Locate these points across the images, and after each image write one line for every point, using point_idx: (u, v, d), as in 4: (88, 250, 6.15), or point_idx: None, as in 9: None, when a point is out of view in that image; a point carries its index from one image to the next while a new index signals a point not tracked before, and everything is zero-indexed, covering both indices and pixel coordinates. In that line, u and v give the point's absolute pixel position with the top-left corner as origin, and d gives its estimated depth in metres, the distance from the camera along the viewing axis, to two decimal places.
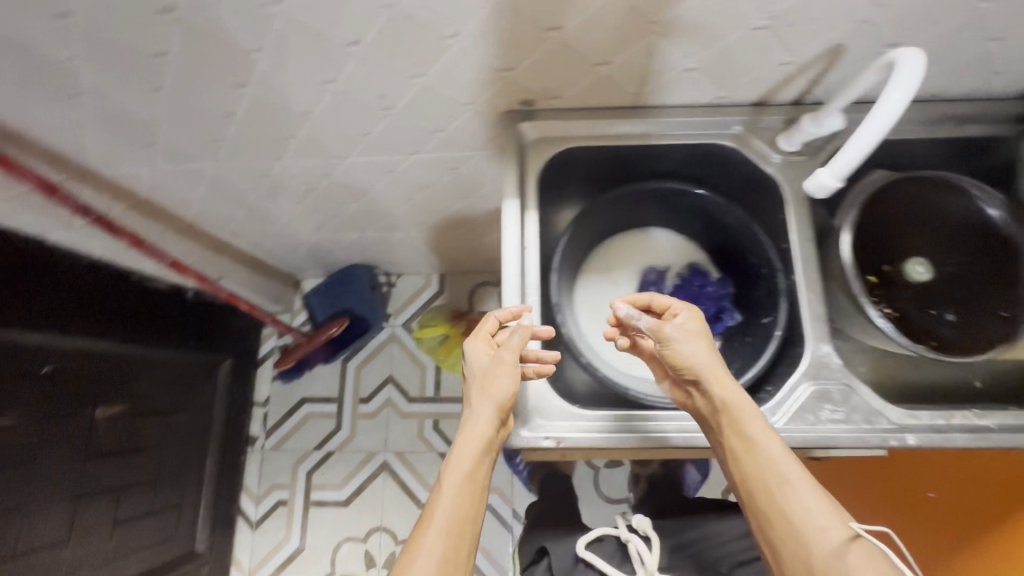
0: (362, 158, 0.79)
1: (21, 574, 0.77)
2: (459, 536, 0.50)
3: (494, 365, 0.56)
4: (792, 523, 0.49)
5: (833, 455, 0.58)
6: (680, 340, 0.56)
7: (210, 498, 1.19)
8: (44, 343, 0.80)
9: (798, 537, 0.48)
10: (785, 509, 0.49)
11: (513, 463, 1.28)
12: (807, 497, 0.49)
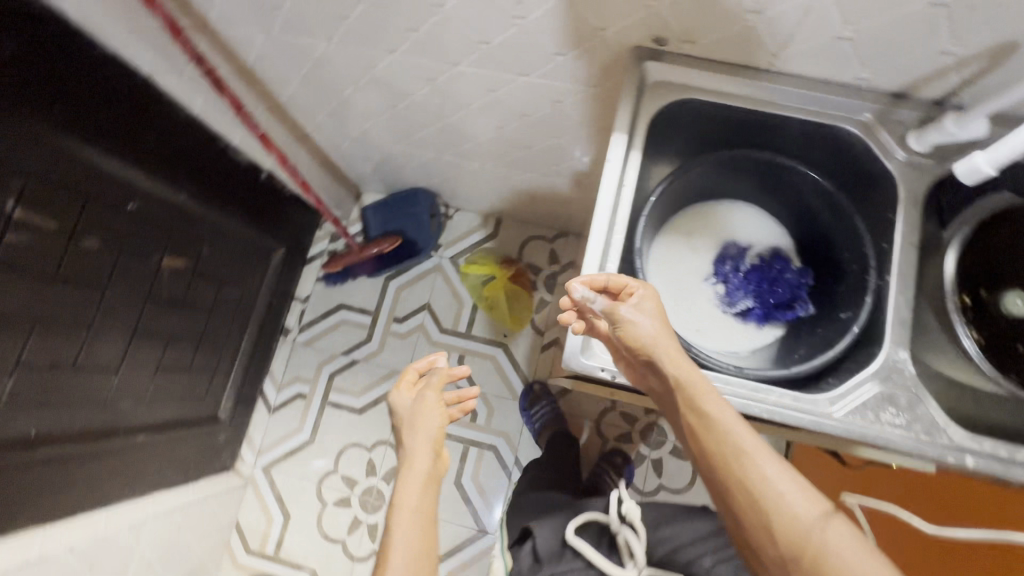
0: (471, 69, 0.78)
1: (76, 387, 0.82)
2: (420, 563, 0.65)
3: (419, 406, 0.78)
4: (752, 493, 0.51)
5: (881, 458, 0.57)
6: (634, 320, 0.56)
7: (241, 372, 1.25)
8: (135, 180, 0.83)
9: (757, 505, 0.50)
10: (746, 480, 0.51)
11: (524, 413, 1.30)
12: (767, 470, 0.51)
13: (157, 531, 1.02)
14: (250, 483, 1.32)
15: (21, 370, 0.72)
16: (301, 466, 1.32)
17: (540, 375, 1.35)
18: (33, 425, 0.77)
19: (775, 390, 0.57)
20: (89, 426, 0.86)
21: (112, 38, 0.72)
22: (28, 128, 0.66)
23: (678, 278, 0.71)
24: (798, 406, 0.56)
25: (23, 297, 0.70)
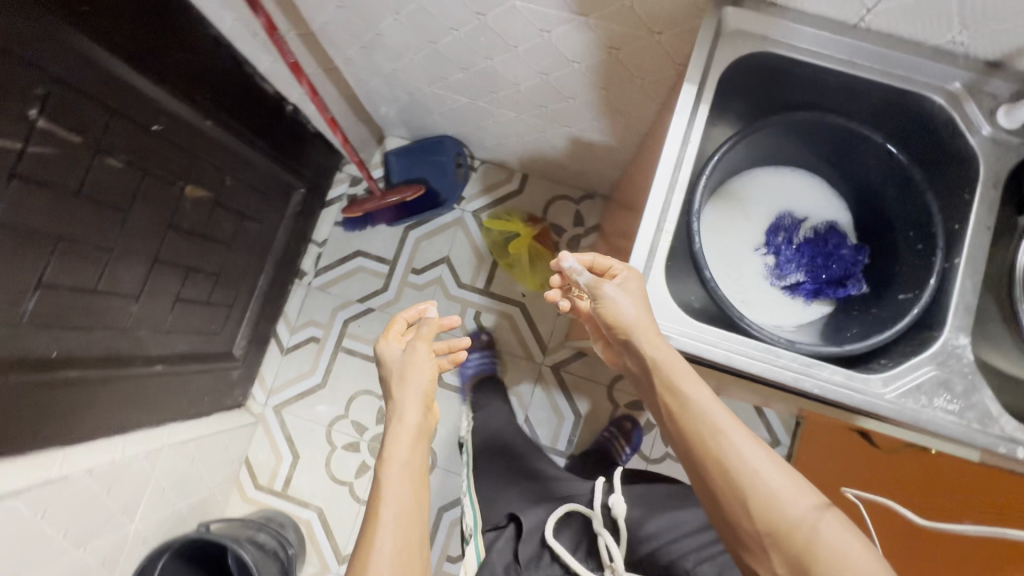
0: (526, 5, 0.73)
1: (97, 310, 0.80)
2: (414, 511, 0.66)
3: (411, 356, 0.79)
4: (725, 468, 0.53)
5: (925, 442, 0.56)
6: (616, 299, 0.57)
7: (256, 311, 1.24)
8: (160, 100, 0.79)
9: (730, 481, 0.52)
10: (720, 460, 0.53)
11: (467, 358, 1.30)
12: (739, 447, 0.53)
13: (172, 461, 1.03)
14: (260, 422, 1.33)
15: (45, 290, 0.71)
16: (312, 408, 1.33)
17: (556, 338, 1.33)
18: (55, 347, 0.75)
19: (826, 365, 0.55)
20: (110, 353, 0.85)
21: None
22: (52, 32, 0.61)
23: (728, 245, 0.68)
24: (848, 385, 0.54)
25: (47, 215, 0.67)
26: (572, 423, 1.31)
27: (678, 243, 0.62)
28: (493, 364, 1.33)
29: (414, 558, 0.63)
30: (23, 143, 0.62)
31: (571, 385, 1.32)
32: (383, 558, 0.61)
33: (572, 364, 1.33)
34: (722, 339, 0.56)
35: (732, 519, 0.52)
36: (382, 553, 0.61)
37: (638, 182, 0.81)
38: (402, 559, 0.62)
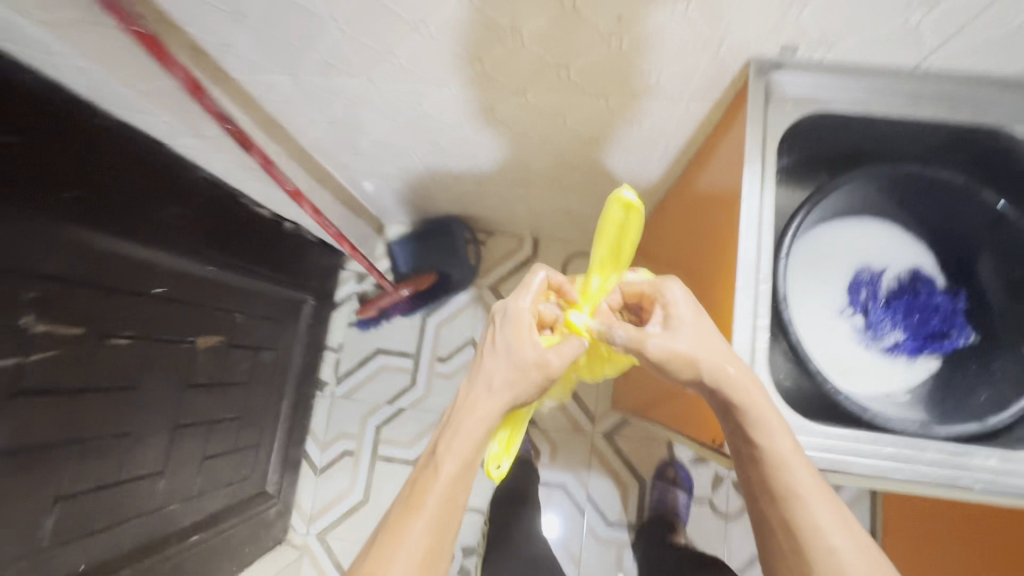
0: (538, 96, 0.68)
1: (120, 502, 0.72)
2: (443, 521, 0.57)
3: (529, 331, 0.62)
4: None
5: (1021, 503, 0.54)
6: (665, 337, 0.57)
7: (282, 442, 1.15)
8: (160, 260, 0.73)
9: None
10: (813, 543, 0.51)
11: None
12: (819, 522, 0.51)
13: None
14: (305, 555, 1.23)
15: (62, 503, 0.63)
16: (358, 529, 1.24)
17: (602, 404, 1.26)
18: (85, 558, 0.67)
19: (883, 438, 0.53)
20: (141, 544, 0.76)
21: (111, 98, 0.59)
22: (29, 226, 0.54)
23: (811, 318, 0.61)
24: (895, 456, 0.52)
25: (54, 423, 0.60)
26: (636, 491, 1.22)
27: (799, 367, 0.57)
28: (541, 444, 1.25)
29: (456, 489, 0.59)
30: (20, 351, 0.55)
31: (626, 450, 1.24)
32: (411, 550, 0.55)
33: (624, 427, 1.25)
34: (873, 452, 0.52)
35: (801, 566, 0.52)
36: (410, 552, 0.55)
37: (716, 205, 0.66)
38: (434, 530, 0.56)
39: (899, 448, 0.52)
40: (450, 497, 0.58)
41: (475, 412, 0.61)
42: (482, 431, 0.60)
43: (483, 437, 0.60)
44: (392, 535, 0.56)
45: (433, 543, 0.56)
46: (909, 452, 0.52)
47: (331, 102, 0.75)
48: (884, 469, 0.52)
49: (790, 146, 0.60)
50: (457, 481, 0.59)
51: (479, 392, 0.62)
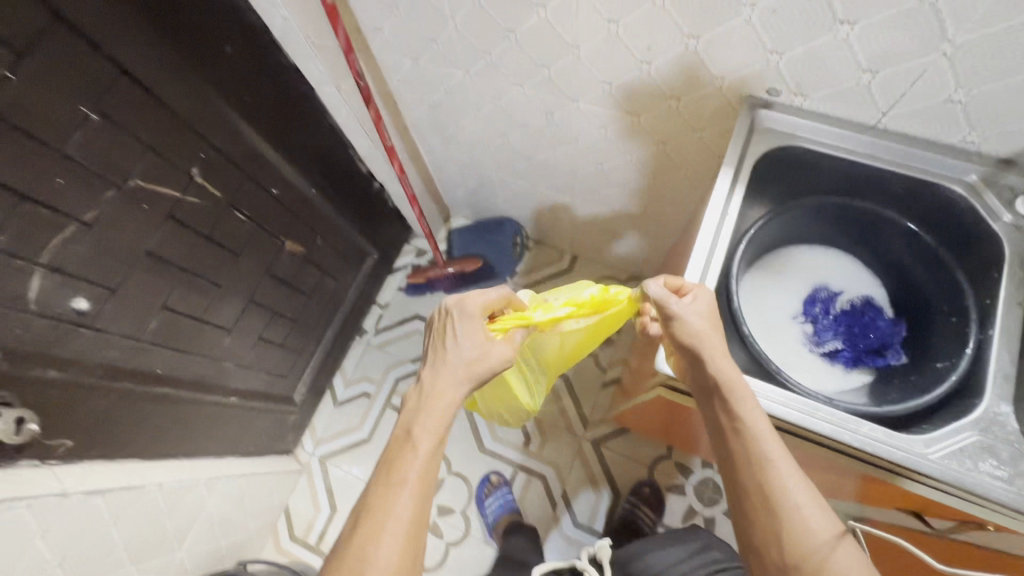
0: (588, 106, 0.87)
1: (199, 336, 0.93)
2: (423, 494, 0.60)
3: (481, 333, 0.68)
4: (806, 538, 0.51)
5: (915, 492, 0.58)
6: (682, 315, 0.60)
7: (317, 363, 1.34)
8: (282, 169, 0.97)
9: (813, 559, 0.50)
10: (790, 507, 0.52)
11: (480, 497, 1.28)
12: (790, 486, 0.53)
13: (225, 492, 1.12)
14: (304, 470, 1.38)
15: (165, 313, 0.84)
16: (355, 462, 1.39)
17: (597, 412, 1.36)
18: (163, 365, 0.88)
19: (791, 395, 0.59)
20: (198, 379, 0.96)
21: (293, 44, 0.86)
22: (217, 109, 0.80)
23: (766, 315, 0.73)
24: (802, 408, 0.58)
25: (183, 251, 0.83)
26: (609, 500, 1.28)
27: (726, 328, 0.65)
28: (532, 433, 1.36)
29: (432, 464, 0.62)
30: (180, 192, 0.79)
31: (609, 461, 1.32)
32: (399, 523, 0.57)
33: (612, 439, 1.33)
34: (784, 400, 0.59)
35: (775, 546, 0.52)
36: (398, 522, 0.57)
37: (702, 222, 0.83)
38: (418, 501, 0.59)
39: (805, 401, 0.58)
40: (427, 471, 0.61)
41: (443, 394, 0.65)
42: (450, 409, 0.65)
43: (449, 411, 0.65)
44: (381, 509, 0.58)
45: (417, 511, 0.59)
46: (811, 405, 0.58)
47: (436, 88, 0.99)
48: (785, 416, 0.58)
49: (768, 168, 0.73)
50: (429, 453, 0.62)
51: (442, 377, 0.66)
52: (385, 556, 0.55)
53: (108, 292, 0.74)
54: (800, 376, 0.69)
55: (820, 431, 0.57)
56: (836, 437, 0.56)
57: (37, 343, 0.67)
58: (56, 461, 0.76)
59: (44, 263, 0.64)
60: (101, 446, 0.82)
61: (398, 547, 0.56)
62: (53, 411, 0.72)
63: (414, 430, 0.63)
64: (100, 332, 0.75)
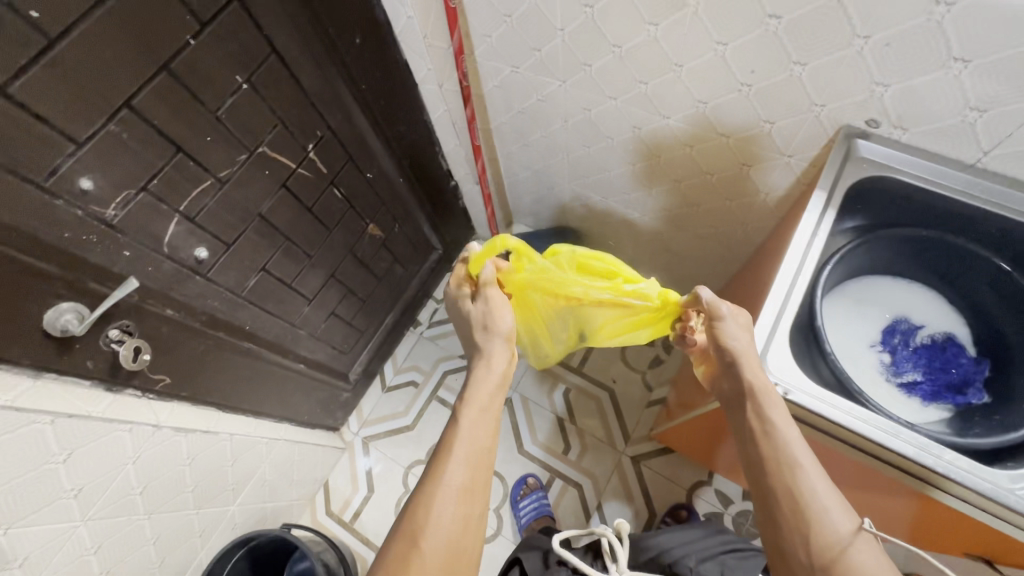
0: (678, 124, 0.91)
1: (285, 301, 1.00)
2: (476, 466, 0.60)
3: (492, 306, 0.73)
4: (831, 538, 0.53)
5: (992, 527, 0.58)
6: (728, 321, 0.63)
7: (374, 347, 1.40)
8: (378, 156, 1.04)
9: (838, 555, 0.52)
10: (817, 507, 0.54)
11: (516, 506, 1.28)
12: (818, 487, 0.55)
13: (279, 455, 1.17)
14: (347, 449, 1.43)
15: (262, 274, 0.91)
16: (396, 447, 1.42)
17: (640, 429, 1.37)
18: (250, 322, 0.93)
19: (872, 413, 0.60)
20: (277, 342, 1.02)
21: (409, 42, 0.93)
22: (338, 94, 0.87)
23: (845, 341, 0.73)
24: (883, 426, 0.59)
25: (287, 218, 0.90)
26: (644, 518, 1.27)
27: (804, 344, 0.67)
28: (573, 441, 1.37)
29: (479, 434, 0.63)
30: (295, 164, 0.86)
31: (648, 479, 1.31)
32: (452, 491, 0.58)
33: (653, 458, 1.33)
34: (865, 417, 0.60)
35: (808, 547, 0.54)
36: (449, 490, 0.57)
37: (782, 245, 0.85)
38: (469, 472, 0.60)
39: (887, 421, 0.59)
40: (476, 442, 0.62)
41: (490, 371, 0.69)
42: (491, 385, 0.68)
43: (490, 386, 0.67)
44: (433, 477, 0.58)
45: (467, 481, 0.59)
46: (893, 426, 0.59)
47: (529, 95, 1.05)
48: (869, 434, 0.59)
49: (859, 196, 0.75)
50: (473, 423, 0.64)
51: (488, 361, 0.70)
52: (442, 522, 0.55)
53: (223, 246, 0.81)
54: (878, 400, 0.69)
55: (900, 452, 0.58)
56: (917, 459, 0.57)
57: (163, 282, 0.74)
58: (152, 394, 0.81)
59: (182, 211, 0.72)
60: (190, 388, 0.86)
61: (455, 512, 0.56)
62: (162, 347, 0.77)
63: (460, 403, 0.65)
64: (210, 282, 0.82)
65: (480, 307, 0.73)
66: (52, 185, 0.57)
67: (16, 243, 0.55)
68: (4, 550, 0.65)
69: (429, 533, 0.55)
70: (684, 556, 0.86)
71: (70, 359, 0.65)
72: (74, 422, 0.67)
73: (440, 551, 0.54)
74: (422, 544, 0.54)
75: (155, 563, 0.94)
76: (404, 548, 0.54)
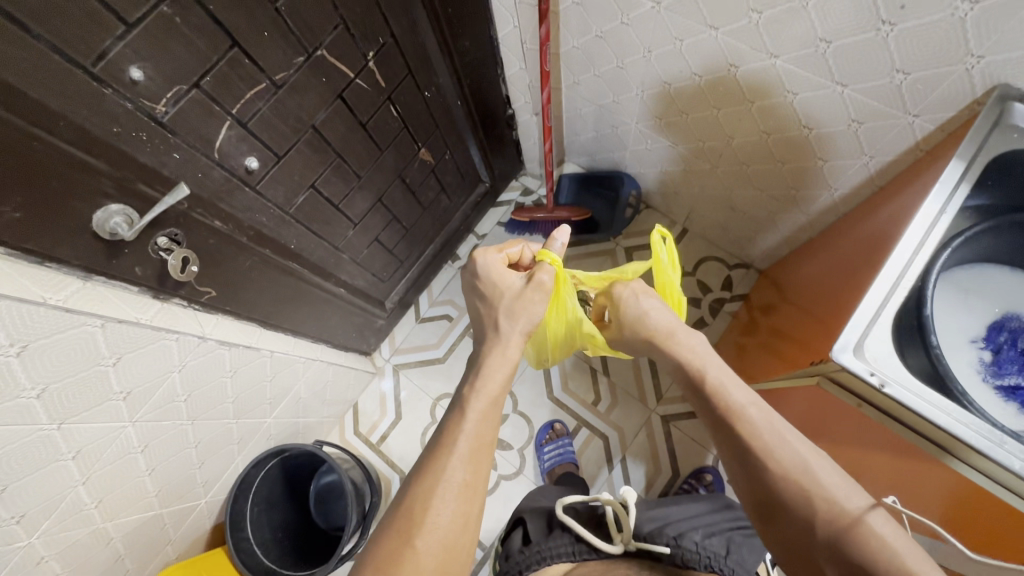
0: (785, 65, 0.79)
1: (332, 222, 0.95)
2: (477, 460, 0.56)
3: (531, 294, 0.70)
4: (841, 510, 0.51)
5: None
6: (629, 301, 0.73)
7: (412, 277, 1.37)
8: (439, 72, 0.95)
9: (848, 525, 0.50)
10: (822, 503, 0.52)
11: (540, 448, 1.29)
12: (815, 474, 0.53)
13: (314, 375, 1.18)
14: (378, 374, 1.44)
15: (311, 191, 0.86)
16: (425, 378, 1.43)
17: (674, 390, 1.34)
18: (295, 241, 0.89)
19: (974, 417, 0.55)
20: (320, 264, 0.98)
21: None
22: None
23: (943, 333, 0.66)
24: (985, 432, 0.54)
25: (340, 134, 0.83)
26: (666, 476, 1.27)
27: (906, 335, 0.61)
28: (604, 393, 1.36)
29: (485, 427, 0.59)
30: (353, 74, 0.78)
31: (676, 440, 1.30)
32: (452, 490, 0.53)
33: (684, 419, 1.31)
34: (966, 421, 0.54)
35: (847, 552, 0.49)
36: (449, 488, 0.53)
37: (888, 220, 0.76)
38: (469, 466, 0.55)
39: (991, 427, 0.54)
40: (480, 438, 0.58)
41: (501, 359, 0.65)
42: (503, 373, 0.64)
43: (502, 377, 0.63)
44: (431, 474, 0.54)
45: (471, 478, 0.55)
46: (998, 434, 0.53)
47: (612, 17, 0.93)
48: (969, 439, 0.53)
49: (998, 172, 0.65)
50: (480, 417, 0.59)
51: (498, 353, 0.65)
52: (441, 520, 0.51)
53: (274, 158, 0.75)
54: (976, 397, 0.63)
55: (1001, 462, 0.52)
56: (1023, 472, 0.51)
57: (212, 192, 0.69)
58: (198, 305, 0.79)
59: (234, 115, 0.66)
60: (234, 303, 0.84)
61: (455, 511, 0.52)
62: (209, 259, 0.74)
63: (469, 392, 0.61)
64: (259, 195, 0.77)
65: (524, 287, 0.70)
66: (101, 71, 0.51)
67: (63, 133, 0.51)
68: (58, 442, 0.66)
69: (426, 531, 0.51)
70: (689, 530, 0.80)
71: (119, 264, 0.63)
72: (124, 327, 0.66)
73: (435, 549, 0.50)
74: (416, 541, 0.50)
75: (196, 465, 0.97)
76: (396, 547, 0.50)
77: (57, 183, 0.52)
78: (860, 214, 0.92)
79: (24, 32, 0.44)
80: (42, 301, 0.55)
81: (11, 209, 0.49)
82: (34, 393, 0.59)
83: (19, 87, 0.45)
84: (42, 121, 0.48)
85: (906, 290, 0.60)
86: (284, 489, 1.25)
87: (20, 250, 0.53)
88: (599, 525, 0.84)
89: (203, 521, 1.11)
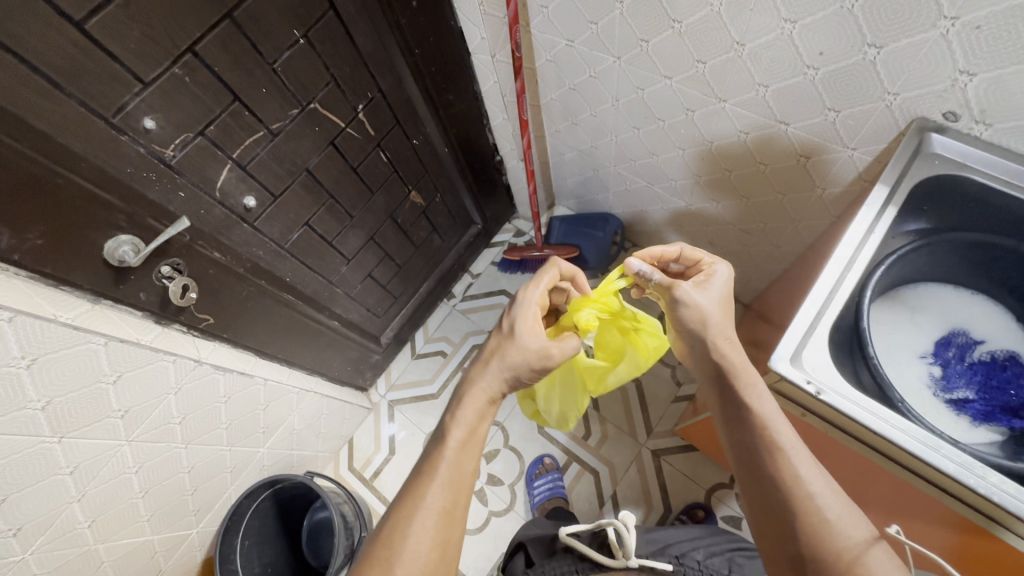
0: (734, 107, 0.86)
1: (327, 258, 1.03)
2: (456, 492, 0.60)
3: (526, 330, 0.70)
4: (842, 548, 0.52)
5: None
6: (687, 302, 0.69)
7: (407, 313, 1.43)
8: (426, 122, 1.06)
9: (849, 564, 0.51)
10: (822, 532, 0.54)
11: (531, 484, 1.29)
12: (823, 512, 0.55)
13: (309, 408, 1.22)
14: (373, 410, 1.47)
15: (306, 229, 0.94)
16: (419, 413, 1.46)
17: (664, 424, 1.34)
18: (290, 274, 0.96)
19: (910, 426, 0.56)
20: (315, 297, 1.05)
21: (465, 7, 0.92)
22: (392, 56, 0.89)
23: (890, 348, 0.69)
24: (920, 439, 0.55)
25: (332, 177, 0.92)
26: (659, 513, 1.25)
27: (848, 348, 0.64)
28: (594, 427, 1.37)
29: (466, 458, 0.62)
30: (345, 123, 0.88)
31: (667, 475, 1.29)
32: (431, 514, 0.57)
33: (674, 454, 1.31)
34: (903, 428, 0.56)
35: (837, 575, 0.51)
36: (428, 515, 0.57)
37: None
38: (448, 493, 0.59)
39: (926, 434, 0.56)
40: (459, 466, 0.61)
41: (478, 384, 0.67)
42: (479, 403, 0.66)
43: (478, 404, 0.66)
44: (411, 500, 0.58)
45: (449, 505, 0.58)
46: (933, 442, 0.55)
47: (581, 71, 1.03)
48: (906, 446, 0.55)
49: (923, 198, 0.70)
50: (454, 442, 0.63)
51: (478, 375, 0.68)
52: (420, 547, 0.55)
53: (271, 197, 0.84)
54: (923, 409, 0.66)
55: (938, 467, 0.54)
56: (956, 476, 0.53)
57: (213, 226, 0.78)
58: (196, 332, 0.85)
59: (235, 158, 0.75)
60: (231, 331, 0.91)
61: (431, 539, 0.56)
62: (209, 288, 0.81)
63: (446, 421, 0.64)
64: (256, 231, 0.85)
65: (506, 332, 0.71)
66: (119, 121, 0.60)
67: (84, 173, 0.59)
68: (58, 456, 0.71)
69: (404, 560, 0.54)
70: (691, 551, 0.89)
71: (125, 289, 0.70)
72: (127, 347, 0.72)
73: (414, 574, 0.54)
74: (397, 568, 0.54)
75: (188, 491, 1.00)
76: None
77: (74, 215, 0.60)
78: (822, 244, 0.96)
79: (56, 89, 0.54)
80: (54, 318, 0.63)
81: (33, 237, 0.57)
82: (40, 405, 0.65)
83: (49, 133, 0.54)
84: (64, 161, 0.57)
85: (840, 305, 0.63)
86: (276, 524, 1.26)
87: (38, 273, 0.60)
88: (604, 548, 0.89)
89: (193, 554, 1.13)
